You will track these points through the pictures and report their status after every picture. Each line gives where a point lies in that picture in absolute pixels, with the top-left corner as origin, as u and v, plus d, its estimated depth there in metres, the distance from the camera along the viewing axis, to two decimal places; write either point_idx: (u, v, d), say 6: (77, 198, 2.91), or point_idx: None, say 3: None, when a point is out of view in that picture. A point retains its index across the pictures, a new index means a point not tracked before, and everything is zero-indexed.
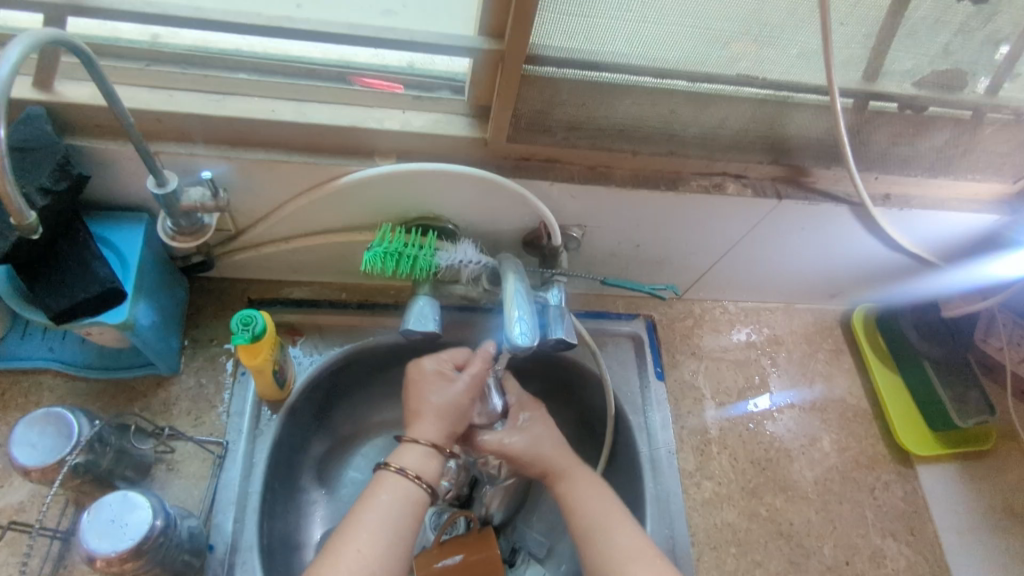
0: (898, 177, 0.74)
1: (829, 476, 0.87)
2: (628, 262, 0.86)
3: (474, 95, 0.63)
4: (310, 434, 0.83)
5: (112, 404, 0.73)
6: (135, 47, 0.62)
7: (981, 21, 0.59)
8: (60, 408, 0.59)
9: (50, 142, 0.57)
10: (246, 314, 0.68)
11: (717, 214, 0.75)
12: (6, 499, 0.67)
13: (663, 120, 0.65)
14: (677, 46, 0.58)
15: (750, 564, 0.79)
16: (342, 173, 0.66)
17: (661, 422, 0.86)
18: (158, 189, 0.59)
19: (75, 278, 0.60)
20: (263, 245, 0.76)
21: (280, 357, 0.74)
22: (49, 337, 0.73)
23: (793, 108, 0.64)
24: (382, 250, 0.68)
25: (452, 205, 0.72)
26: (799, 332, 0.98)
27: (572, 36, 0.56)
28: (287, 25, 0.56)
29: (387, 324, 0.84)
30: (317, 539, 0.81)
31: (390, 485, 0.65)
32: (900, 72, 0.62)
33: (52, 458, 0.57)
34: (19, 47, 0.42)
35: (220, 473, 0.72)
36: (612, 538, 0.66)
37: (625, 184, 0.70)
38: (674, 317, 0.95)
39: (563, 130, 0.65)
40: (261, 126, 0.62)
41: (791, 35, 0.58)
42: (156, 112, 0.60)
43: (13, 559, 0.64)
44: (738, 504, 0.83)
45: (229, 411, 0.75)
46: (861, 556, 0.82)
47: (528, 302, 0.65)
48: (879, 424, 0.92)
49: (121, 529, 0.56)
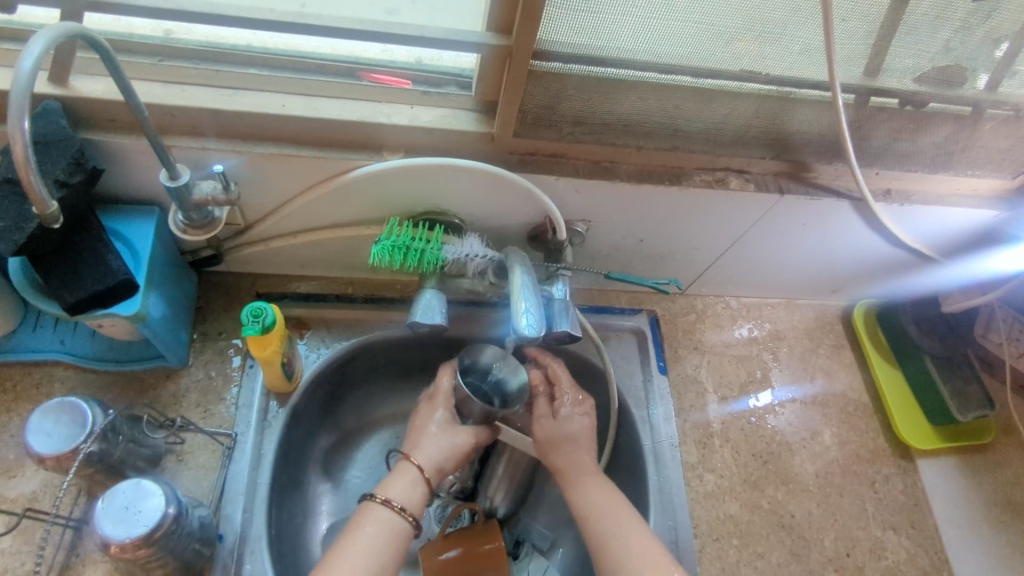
0: (898, 173, 0.75)
1: (830, 470, 0.88)
2: (632, 258, 0.87)
3: (481, 90, 0.64)
4: (317, 427, 0.85)
5: (123, 395, 0.74)
6: (148, 42, 0.63)
7: (980, 19, 0.60)
8: (74, 397, 0.60)
9: (66, 137, 0.58)
10: (256, 306, 0.69)
11: (720, 209, 0.77)
12: (18, 489, 0.67)
13: (667, 116, 0.66)
14: (680, 42, 0.59)
15: (752, 557, 0.80)
16: (350, 167, 0.67)
17: (663, 416, 0.87)
18: (171, 182, 0.59)
19: (87, 269, 0.61)
20: (271, 239, 0.77)
21: (288, 350, 0.75)
22: (61, 330, 0.74)
23: (795, 104, 0.65)
24: (389, 244, 0.69)
25: (459, 200, 0.73)
26: (800, 328, 0.99)
27: (578, 33, 0.57)
28: (297, 20, 0.56)
29: (393, 319, 0.85)
30: (322, 532, 0.82)
31: (374, 517, 0.65)
32: (900, 68, 0.63)
33: (68, 446, 0.58)
34: (40, 41, 0.43)
35: (228, 465, 0.72)
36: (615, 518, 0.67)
37: (628, 179, 0.71)
38: (676, 312, 0.96)
39: (569, 125, 0.66)
40: (272, 121, 0.63)
41: (793, 32, 0.59)
42: (169, 107, 0.61)
43: (26, 548, 0.65)
44: (740, 497, 0.84)
45: (238, 403, 0.76)
46: (862, 548, 0.83)
47: (534, 295, 0.66)
48: (880, 418, 0.94)
49: (134, 516, 0.57)
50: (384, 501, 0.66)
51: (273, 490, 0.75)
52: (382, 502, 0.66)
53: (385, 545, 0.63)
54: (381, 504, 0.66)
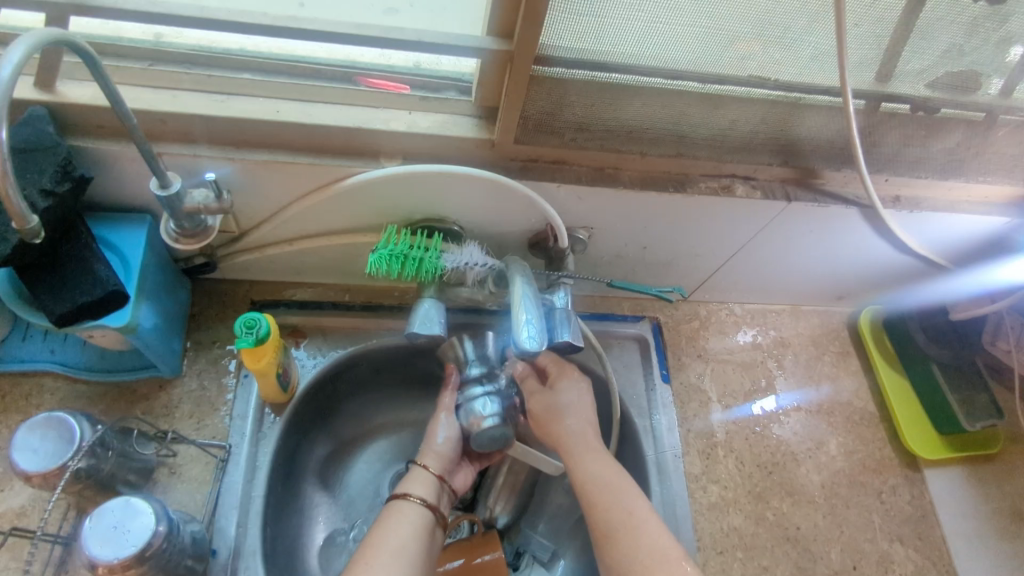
0: (909, 180, 0.73)
1: (836, 480, 0.87)
2: (634, 264, 0.85)
3: (482, 95, 0.62)
4: (314, 435, 0.83)
5: (115, 406, 0.73)
6: (139, 47, 0.61)
7: (996, 23, 0.58)
8: (62, 412, 0.58)
9: (53, 144, 0.57)
10: (249, 317, 0.67)
11: (725, 216, 0.75)
12: (7, 503, 0.66)
13: (673, 122, 0.64)
14: (688, 46, 0.57)
15: (757, 570, 0.79)
16: (346, 173, 0.65)
17: (666, 425, 0.85)
18: (161, 191, 0.58)
19: (76, 280, 0.59)
20: (266, 246, 0.75)
21: (284, 360, 0.74)
22: (51, 339, 0.73)
23: (805, 109, 0.64)
24: (387, 252, 0.67)
25: (458, 207, 0.72)
26: (805, 335, 0.97)
27: (582, 37, 0.55)
28: (291, 24, 0.55)
29: (391, 326, 0.84)
30: (319, 543, 0.81)
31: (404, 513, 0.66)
32: (913, 73, 0.62)
33: (54, 464, 0.56)
34: (21, 47, 0.41)
35: (222, 477, 0.71)
36: (608, 505, 0.65)
37: (632, 186, 0.69)
38: (679, 319, 0.94)
39: (572, 131, 0.64)
40: (265, 127, 0.61)
41: (804, 37, 0.58)
42: (160, 113, 0.59)
43: (14, 564, 0.63)
44: (744, 508, 0.82)
45: (232, 414, 0.75)
46: (868, 561, 0.82)
47: (535, 306, 0.64)
48: (887, 427, 0.92)
49: (123, 535, 0.55)
50: (418, 499, 0.67)
51: (268, 503, 0.73)
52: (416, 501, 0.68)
53: (418, 539, 0.64)
54: (406, 499, 0.67)
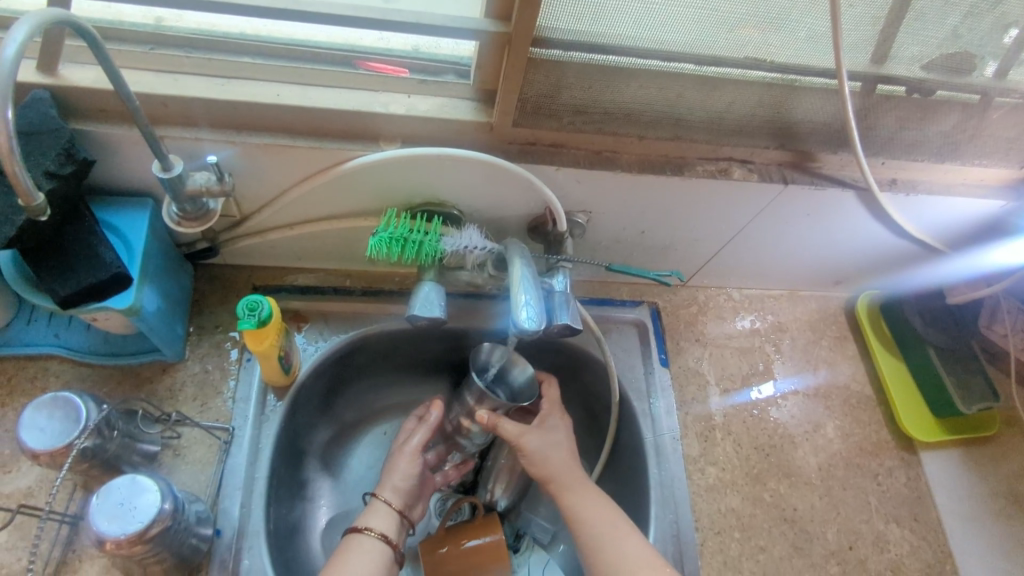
0: (905, 163, 0.74)
1: (832, 462, 0.88)
2: (633, 249, 0.86)
3: (480, 78, 0.63)
4: (316, 419, 0.84)
5: (119, 389, 0.73)
6: (139, 31, 0.62)
7: (989, 5, 0.59)
8: (68, 392, 0.59)
9: (56, 127, 0.57)
10: (252, 299, 0.68)
11: (723, 200, 0.75)
12: (14, 484, 0.67)
13: (670, 105, 0.64)
14: (684, 28, 0.58)
15: (754, 550, 0.79)
16: (346, 157, 0.65)
17: (665, 409, 0.86)
18: (163, 173, 0.58)
19: (81, 262, 0.60)
20: (267, 231, 0.76)
21: (286, 343, 0.74)
22: (55, 324, 0.74)
23: (800, 92, 0.64)
24: (387, 235, 0.68)
25: (457, 191, 0.72)
26: (802, 319, 0.98)
27: (578, 19, 0.56)
28: (291, 7, 0.55)
29: (393, 311, 0.84)
30: (322, 526, 0.82)
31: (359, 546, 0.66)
32: (908, 56, 0.62)
33: (61, 442, 0.57)
34: (23, 27, 0.41)
35: (226, 459, 0.72)
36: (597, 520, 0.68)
37: (630, 169, 0.70)
38: (678, 304, 0.95)
39: (569, 115, 0.65)
40: (265, 110, 0.61)
41: (799, 19, 0.58)
42: (161, 96, 0.59)
43: (22, 543, 0.64)
44: (742, 489, 0.83)
45: (236, 397, 0.75)
46: (864, 541, 0.83)
47: (534, 288, 0.64)
48: (884, 410, 0.93)
49: (130, 512, 0.56)
50: (378, 535, 0.67)
51: (271, 484, 0.74)
52: (374, 534, 0.68)
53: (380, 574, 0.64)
54: (363, 533, 0.67)
